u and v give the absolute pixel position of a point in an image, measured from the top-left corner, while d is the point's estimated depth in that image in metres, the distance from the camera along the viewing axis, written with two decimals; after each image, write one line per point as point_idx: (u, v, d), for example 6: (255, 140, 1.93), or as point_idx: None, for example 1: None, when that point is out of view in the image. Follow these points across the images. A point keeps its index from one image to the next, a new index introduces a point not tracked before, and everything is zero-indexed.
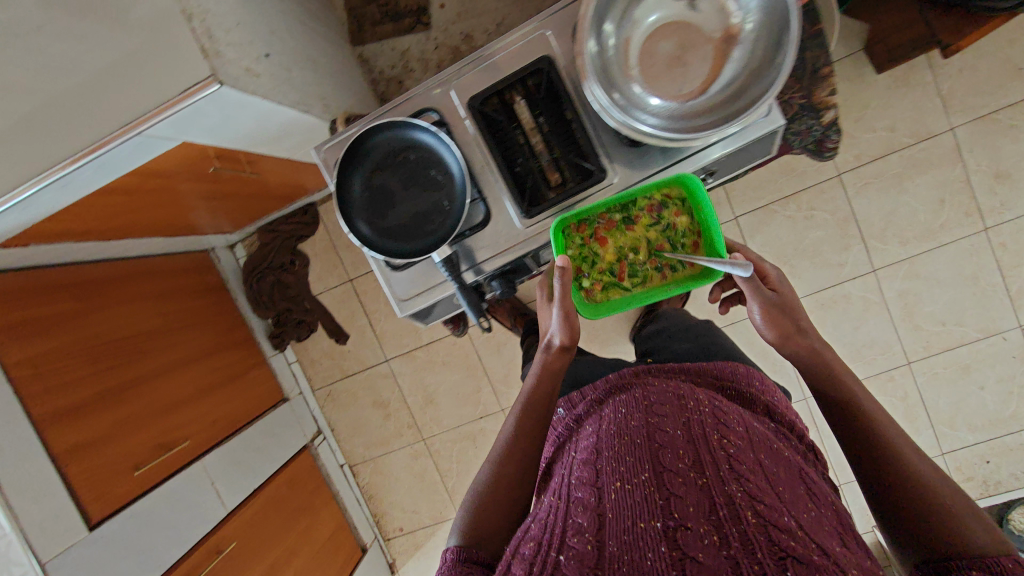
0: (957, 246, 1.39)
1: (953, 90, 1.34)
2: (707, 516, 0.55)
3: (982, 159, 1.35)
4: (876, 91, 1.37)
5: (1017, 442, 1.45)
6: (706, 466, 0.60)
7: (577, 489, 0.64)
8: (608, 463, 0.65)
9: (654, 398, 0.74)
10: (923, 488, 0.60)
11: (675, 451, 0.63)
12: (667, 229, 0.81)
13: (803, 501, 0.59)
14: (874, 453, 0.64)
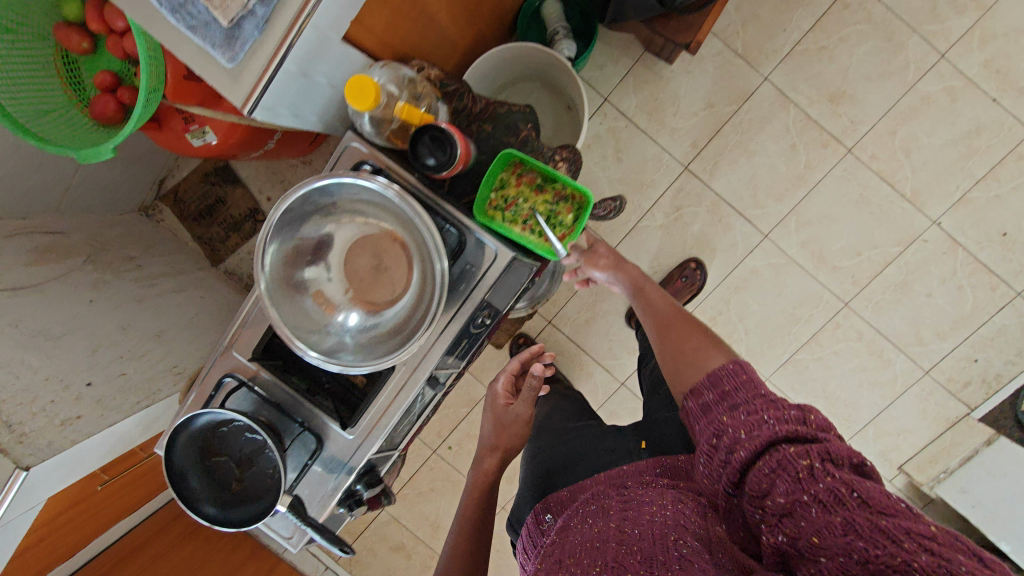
0: (831, 179, 1.35)
1: (748, 45, 1.32)
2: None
3: (809, 91, 1.32)
4: (679, 79, 1.36)
5: (995, 329, 1.35)
6: (660, 559, 0.51)
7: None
8: (567, 570, 0.54)
9: (629, 497, 0.64)
10: (690, 348, 0.70)
11: (632, 544, 0.54)
12: (556, 212, 0.87)
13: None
14: (665, 337, 0.76)
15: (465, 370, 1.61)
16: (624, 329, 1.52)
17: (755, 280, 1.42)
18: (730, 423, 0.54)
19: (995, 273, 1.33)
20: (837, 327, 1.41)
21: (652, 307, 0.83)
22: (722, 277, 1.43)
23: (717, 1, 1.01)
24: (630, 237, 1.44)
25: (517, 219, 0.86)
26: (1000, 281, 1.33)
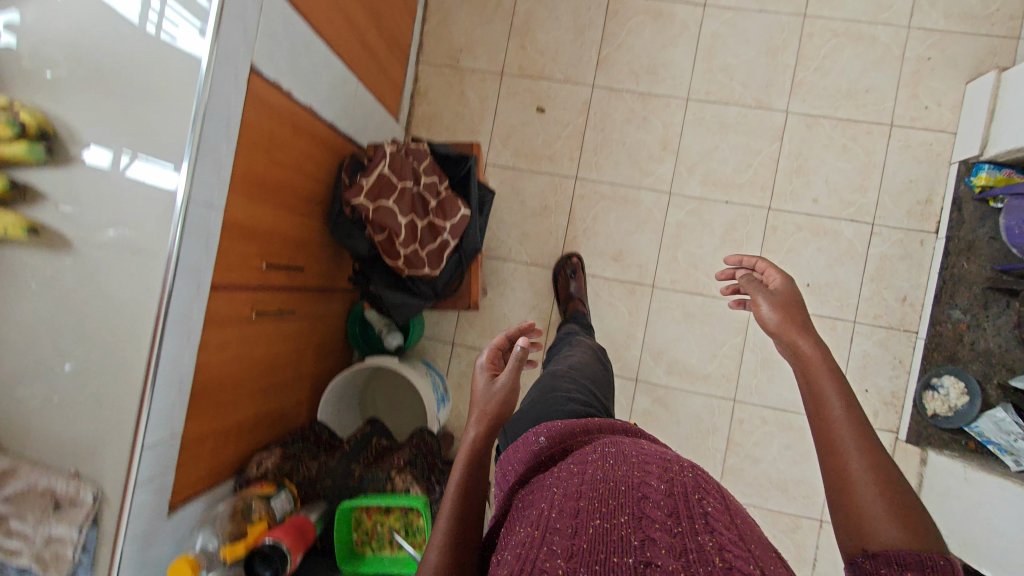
0: (655, 313, 1.55)
1: (534, 254, 1.61)
2: (679, 557, 0.41)
3: (596, 262, 1.58)
4: (500, 302, 1.61)
5: (862, 358, 1.47)
6: (685, 517, 0.45)
7: (545, 519, 0.48)
8: (586, 503, 0.48)
9: (648, 451, 0.57)
10: (899, 511, 0.52)
11: (654, 495, 0.48)
12: (408, 523, 1.05)
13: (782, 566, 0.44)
14: (857, 438, 0.58)
15: None
16: None
17: (652, 420, 1.53)
18: None
19: (826, 316, 1.49)
20: (742, 423, 1.50)
21: (825, 407, 0.61)
22: None
23: (469, 273, 1.29)
24: None
25: (384, 542, 1.06)
26: (835, 319, 1.48)
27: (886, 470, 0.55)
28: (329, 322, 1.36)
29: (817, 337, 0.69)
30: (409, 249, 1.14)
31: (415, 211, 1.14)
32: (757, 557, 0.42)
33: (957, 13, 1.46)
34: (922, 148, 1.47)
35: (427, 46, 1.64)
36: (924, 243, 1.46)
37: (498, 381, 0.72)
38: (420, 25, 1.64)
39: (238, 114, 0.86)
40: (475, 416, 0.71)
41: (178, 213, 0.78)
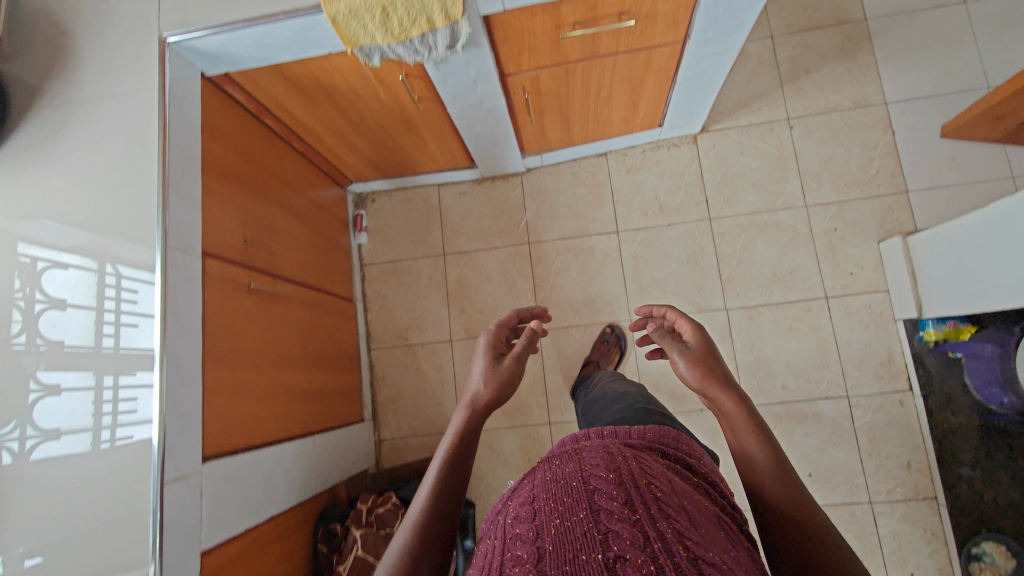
0: None
1: None
2: (645, 551, 0.43)
3: None
4: None
5: (893, 538, 1.40)
6: (639, 504, 0.48)
7: (510, 527, 0.49)
8: (547, 513, 0.49)
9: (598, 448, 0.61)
10: (824, 542, 0.55)
11: (611, 492, 0.50)
12: None
13: (731, 548, 0.47)
14: (775, 480, 0.60)
15: None
16: None
17: None
18: None
19: (840, 503, 1.43)
20: None
21: (748, 454, 0.63)
22: None
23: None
24: None
25: None
26: (850, 505, 1.42)
27: (805, 503, 0.58)
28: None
29: (740, 393, 0.68)
30: None
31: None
32: (708, 537, 0.46)
33: (844, 182, 1.57)
34: (864, 312, 1.50)
35: (374, 334, 1.69)
36: (904, 403, 1.45)
37: (502, 364, 0.79)
38: (363, 317, 1.70)
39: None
40: (471, 396, 0.76)
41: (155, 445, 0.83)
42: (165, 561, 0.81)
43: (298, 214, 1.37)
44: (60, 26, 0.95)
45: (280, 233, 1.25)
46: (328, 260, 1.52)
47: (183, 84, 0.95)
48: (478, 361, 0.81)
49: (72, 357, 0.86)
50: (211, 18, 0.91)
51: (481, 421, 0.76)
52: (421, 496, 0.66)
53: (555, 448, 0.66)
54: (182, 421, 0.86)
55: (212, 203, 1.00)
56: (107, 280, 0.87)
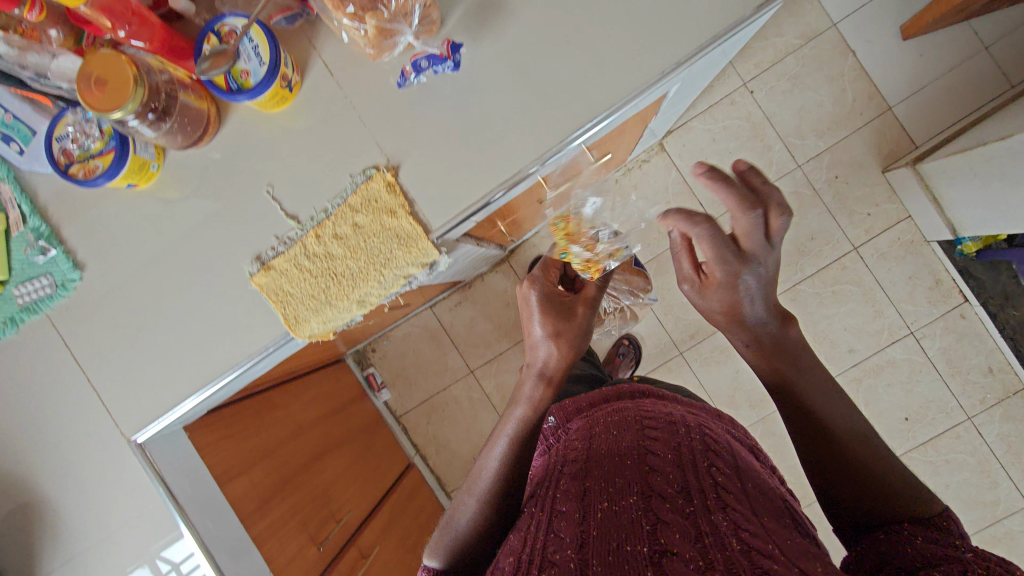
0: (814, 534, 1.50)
1: None
2: (692, 543, 0.46)
3: None
4: None
5: (1001, 440, 1.44)
6: (693, 493, 0.53)
7: (561, 506, 0.57)
8: (597, 483, 0.58)
9: (653, 420, 0.69)
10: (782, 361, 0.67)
11: (665, 475, 0.56)
12: None
13: (781, 522, 0.50)
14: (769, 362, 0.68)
15: None
16: None
17: None
18: (919, 545, 0.48)
19: (943, 431, 1.47)
20: None
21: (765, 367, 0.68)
22: None
23: None
24: None
25: None
26: (953, 429, 1.46)
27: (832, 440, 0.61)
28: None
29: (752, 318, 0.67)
30: None
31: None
32: (768, 531, 0.47)
33: (825, 126, 1.48)
34: (896, 246, 1.47)
35: (445, 477, 1.62)
36: (966, 315, 1.45)
37: (578, 318, 0.80)
38: (426, 468, 1.62)
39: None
40: (542, 362, 0.79)
41: (166, 504, 0.78)
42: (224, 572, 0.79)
43: (332, 441, 1.25)
44: (13, 479, 0.79)
45: (334, 486, 1.14)
46: (378, 451, 1.42)
47: (187, 468, 0.82)
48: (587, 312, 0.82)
49: None
50: (176, 396, 0.76)
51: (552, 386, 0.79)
52: (493, 459, 0.74)
53: (609, 415, 0.74)
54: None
55: (274, 550, 0.89)
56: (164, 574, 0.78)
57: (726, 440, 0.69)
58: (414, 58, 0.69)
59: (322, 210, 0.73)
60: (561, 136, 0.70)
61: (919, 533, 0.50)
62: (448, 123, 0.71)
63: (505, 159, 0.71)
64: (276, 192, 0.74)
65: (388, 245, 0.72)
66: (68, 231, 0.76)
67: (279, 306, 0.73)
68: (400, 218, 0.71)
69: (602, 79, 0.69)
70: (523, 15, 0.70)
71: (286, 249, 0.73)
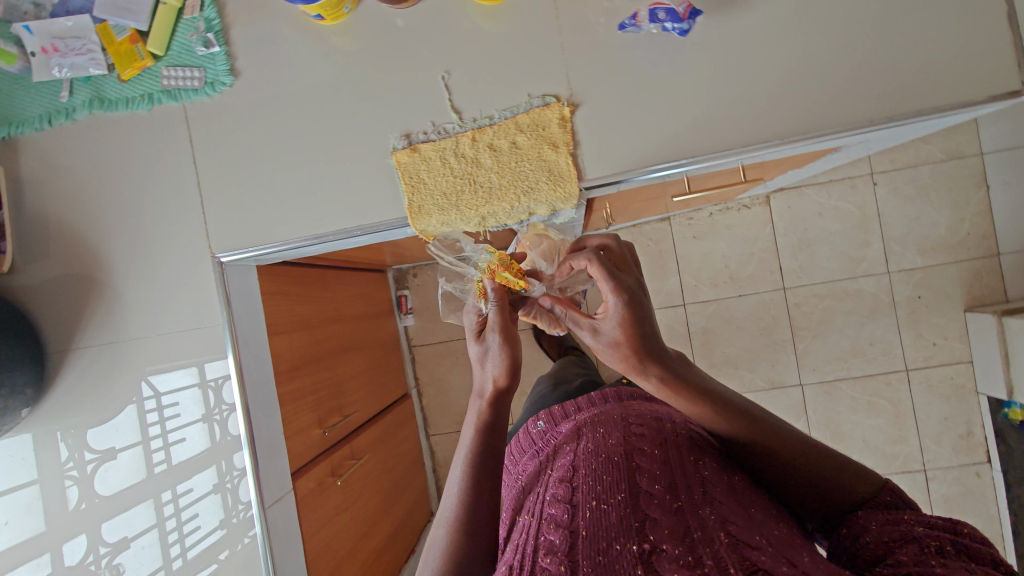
0: None
1: None
2: (683, 539, 0.42)
3: None
4: None
5: None
6: (681, 488, 0.48)
7: (547, 508, 0.49)
8: (583, 481, 0.50)
9: (636, 415, 0.63)
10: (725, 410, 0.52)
11: (653, 471, 0.50)
12: None
13: (773, 520, 0.46)
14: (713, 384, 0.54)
15: None
16: None
17: None
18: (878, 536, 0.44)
19: None
20: None
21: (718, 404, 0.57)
22: None
23: None
24: None
25: None
26: None
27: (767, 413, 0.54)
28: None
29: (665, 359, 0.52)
30: None
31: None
32: (755, 523, 0.44)
33: (929, 245, 1.47)
34: (946, 383, 1.46)
35: (433, 419, 1.64)
36: (981, 474, 1.45)
37: (490, 342, 0.61)
38: (419, 403, 1.63)
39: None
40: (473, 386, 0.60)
41: (222, 335, 0.78)
42: (252, 420, 0.79)
43: (356, 341, 1.25)
44: (89, 246, 0.79)
45: (347, 383, 1.15)
46: (387, 368, 1.43)
47: (248, 304, 0.81)
48: (493, 339, 0.61)
49: (125, 496, 0.81)
50: (273, 233, 0.76)
51: (507, 410, 0.60)
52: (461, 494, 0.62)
53: (593, 414, 0.69)
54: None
55: (291, 414, 0.89)
56: (145, 399, 0.81)
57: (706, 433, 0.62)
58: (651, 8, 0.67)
59: (487, 117, 0.72)
60: (744, 141, 0.69)
61: (872, 521, 0.46)
62: (642, 84, 0.70)
63: (680, 141, 0.70)
64: (449, 81, 0.73)
65: (534, 175, 0.71)
66: (237, 36, 0.75)
67: (408, 190, 0.73)
68: (557, 154, 0.70)
69: (805, 104, 0.68)
70: (760, 12, 0.68)
71: (438, 139, 0.72)
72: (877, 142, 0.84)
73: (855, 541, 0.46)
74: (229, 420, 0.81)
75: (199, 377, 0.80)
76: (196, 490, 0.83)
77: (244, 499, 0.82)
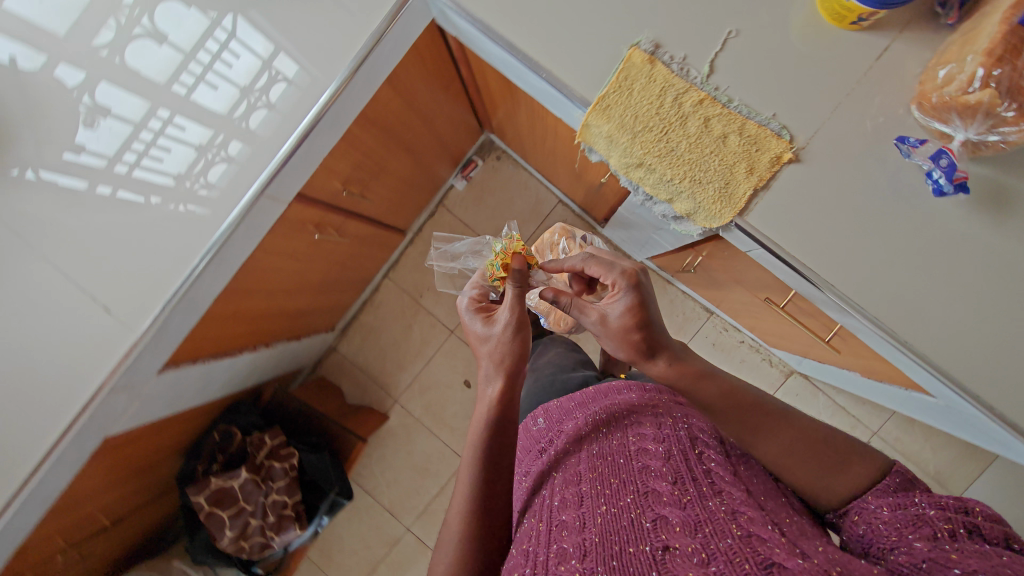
0: None
1: (394, 501, 1.64)
2: (695, 535, 0.53)
3: None
4: (342, 524, 1.66)
5: None
6: (688, 487, 0.59)
7: (562, 515, 0.63)
8: (591, 492, 0.64)
9: (642, 420, 0.74)
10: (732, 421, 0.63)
11: (660, 477, 0.62)
12: None
13: (780, 509, 0.58)
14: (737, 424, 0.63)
15: None
16: None
17: None
18: (886, 520, 0.52)
19: None
20: None
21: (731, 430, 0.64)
22: None
23: (292, 558, 1.31)
24: None
25: None
26: None
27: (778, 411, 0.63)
28: (165, 564, 1.36)
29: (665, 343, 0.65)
30: (253, 538, 1.15)
31: (250, 515, 1.13)
32: (762, 519, 0.54)
33: None
34: None
35: (401, 267, 1.64)
36: None
37: (506, 337, 0.70)
38: (403, 246, 1.63)
39: (47, 508, 0.86)
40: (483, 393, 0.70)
41: (357, 51, 0.75)
42: (304, 147, 0.78)
43: (416, 153, 1.22)
44: None
45: (385, 175, 1.12)
46: (413, 196, 1.41)
47: (396, 44, 0.79)
48: (510, 323, 0.71)
49: (133, 80, 0.74)
50: (476, 7, 0.72)
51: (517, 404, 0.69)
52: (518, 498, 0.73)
53: (598, 410, 0.81)
54: (186, 309, 0.81)
55: (335, 151, 0.87)
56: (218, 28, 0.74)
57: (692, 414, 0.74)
58: (940, 148, 0.62)
59: (727, 96, 0.67)
60: (870, 309, 0.68)
61: (882, 504, 0.54)
62: (852, 194, 0.67)
63: (830, 260, 0.68)
64: (729, 40, 0.68)
65: (711, 175, 0.69)
66: None
67: (613, 86, 0.69)
68: (744, 179, 0.68)
69: (939, 332, 0.67)
70: (996, 237, 0.64)
71: (676, 72, 0.68)
72: (933, 416, 0.86)
73: (868, 527, 0.53)
74: (253, 112, 0.77)
75: (268, 56, 0.75)
76: (186, 132, 0.77)
77: (209, 179, 0.78)
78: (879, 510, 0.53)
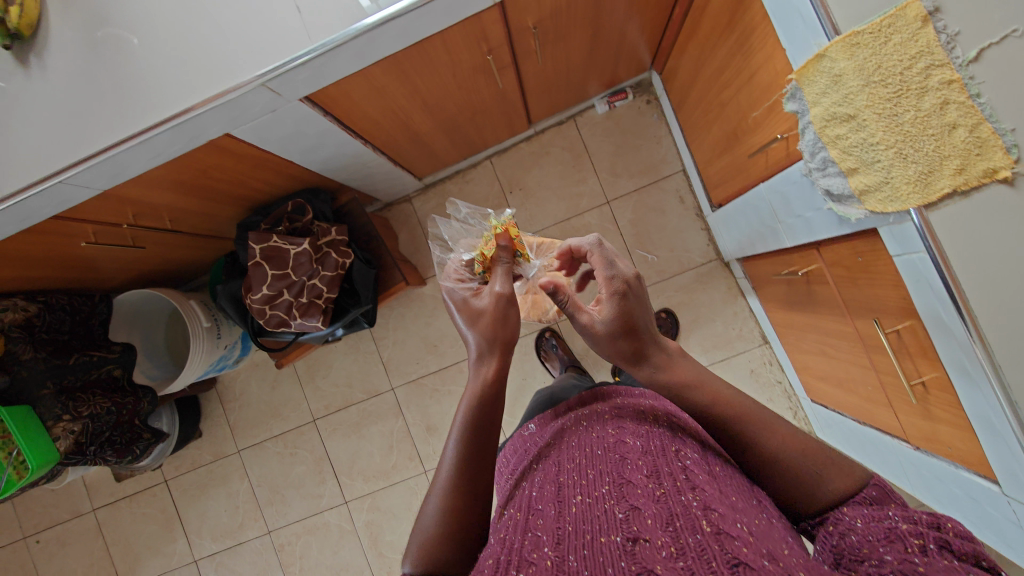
0: (405, 485, 1.64)
1: (392, 358, 1.68)
2: (665, 528, 0.47)
3: (415, 414, 1.66)
4: (338, 356, 1.71)
5: None
6: (664, 479, 0.53)
7: (535, 504, 0.56)
8: (567, 480, 0.57)
9: (625, 415, 0.69)
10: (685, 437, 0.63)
11: (635, 466, 0.56)
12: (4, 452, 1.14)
13: (754, 509, 0.52)
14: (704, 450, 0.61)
15: (80, 483, 1.78)
16: (215, 517, 1.73)
17: (323, 531, 1.67)
18: (848, 532, 0.51)
19: None
20: None
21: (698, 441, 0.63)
22: (300, 516, 1.68)
23: (297, 347, 1.35)
24: (252, 447, 1.73)
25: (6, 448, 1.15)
26: None
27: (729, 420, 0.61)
28: (183, 298, 1.41)
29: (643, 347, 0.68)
30: (277, 310, 1.17)
31: (287, 287, 1.16)
32: (735, 515, 0.48)
33: None
34: None
35: (506, 158, 1.63)
36: None
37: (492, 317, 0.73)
38: (518, 140, 1.62)
39: (149, 168, 0.88)
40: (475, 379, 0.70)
41: None
42: None
43: (593, 45, 1.19)
44: None
45: (560, 46, 1.11)
46: (561, 93, 1.39)
47: None
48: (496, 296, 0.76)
49: None
50: None
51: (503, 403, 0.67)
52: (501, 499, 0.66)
53: (589, 408, 0.75)
54: (356, 54, 0.81)
55: None
56: None
57: (669, 414, 0.69)
58: None
59: (977, 91, 0.62)
60: (995, 355, 0.65)
61: (846, 517, 0.53)
62: None
63: (984, 291, 0.65)
64: (1009, 38, 0.62)
65: (919, 156, 0.65)
66: None
67: (877, 24, 0.66)
68: (948, 175, 0.64)
69: None
70: None
71: (942, 45, 0.63)
72: (966, 508, 0.84)
73: (843, 539, 0.51)
74: None
75: None
76: None
77: None
78: (844, 520, 0.52)
